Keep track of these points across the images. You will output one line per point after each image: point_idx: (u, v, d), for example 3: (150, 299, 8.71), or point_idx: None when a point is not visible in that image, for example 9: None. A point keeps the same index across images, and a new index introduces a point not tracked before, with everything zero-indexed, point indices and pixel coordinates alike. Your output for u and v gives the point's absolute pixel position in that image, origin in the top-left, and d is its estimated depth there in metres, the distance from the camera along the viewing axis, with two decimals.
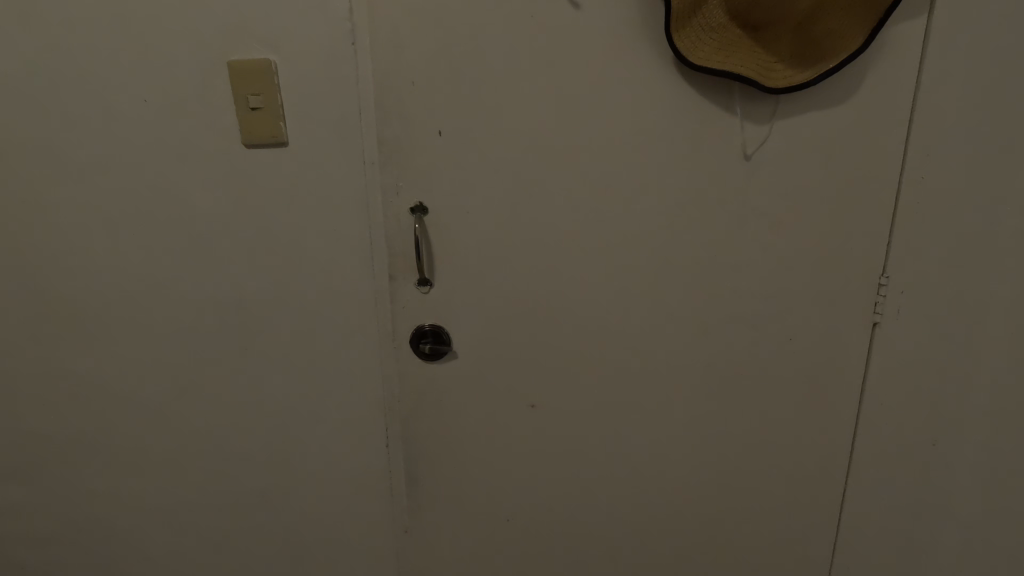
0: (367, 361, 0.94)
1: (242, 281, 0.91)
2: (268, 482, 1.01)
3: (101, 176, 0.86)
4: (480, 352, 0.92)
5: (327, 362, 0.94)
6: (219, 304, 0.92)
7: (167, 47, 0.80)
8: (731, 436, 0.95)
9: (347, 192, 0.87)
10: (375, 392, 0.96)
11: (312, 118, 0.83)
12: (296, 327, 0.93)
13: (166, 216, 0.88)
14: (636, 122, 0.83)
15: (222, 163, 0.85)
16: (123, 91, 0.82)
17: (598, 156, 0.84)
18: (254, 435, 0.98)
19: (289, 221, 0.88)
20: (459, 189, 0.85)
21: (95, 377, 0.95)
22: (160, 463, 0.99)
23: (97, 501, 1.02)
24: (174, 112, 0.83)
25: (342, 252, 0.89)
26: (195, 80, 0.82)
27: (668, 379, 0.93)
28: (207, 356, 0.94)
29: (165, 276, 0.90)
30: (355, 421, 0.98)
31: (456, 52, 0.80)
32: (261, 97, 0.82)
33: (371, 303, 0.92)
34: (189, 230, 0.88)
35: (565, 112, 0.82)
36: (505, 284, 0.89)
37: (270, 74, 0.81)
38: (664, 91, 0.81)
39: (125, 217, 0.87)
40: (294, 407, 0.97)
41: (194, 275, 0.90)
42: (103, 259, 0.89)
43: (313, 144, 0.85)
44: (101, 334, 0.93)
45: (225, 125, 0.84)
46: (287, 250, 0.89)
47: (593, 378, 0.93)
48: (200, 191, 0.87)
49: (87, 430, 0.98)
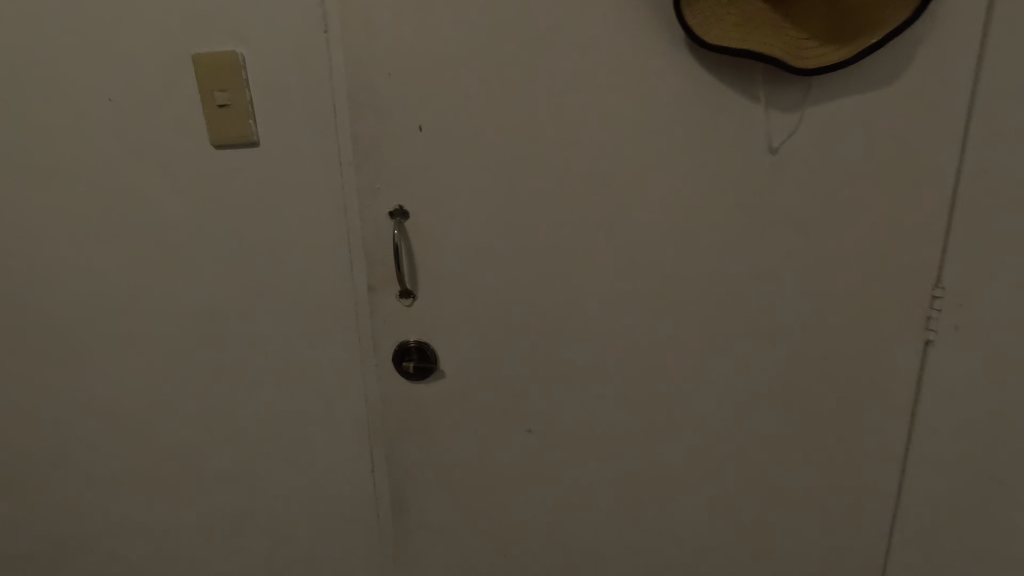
0: (347, 378, 0.87)
1: (217, 291, 0.84)
2: (249, 505, 0.94)
3: (66, 181, 0.81)
4: (469, 370, 0.83)
5: (305, 378, 0.87)
6: (194, 317, 0.86)
7: (129, 40, 0.75)
8: (756, 467, 0.84)
9: (323, 196, 0.79)
10: (358, 412, 0.88)
11: (283, 115, 0.76)
12: (272, 342, 0.86)
13: (137, 223, 0.82)
14: (641, 112, 0.72)
15: (191, 166, 0.79)
16: (86, 90, 0.77)
17: (599, 152, 0.74)
18: (233, 456, 0.92)
19: (263, 227, 0.81)
20: (442, 192, 0.77)
21: (69, 393, 0.91)
22: (137, 482, 0.94)
23: (75, 520, 0.97)
24: (141, 112, 0.78)
25: (320, 260, 0.82)
26: (160, 76, 0.76)
27: (681, 402, 0.82)
28: (182, 372, 0.88)
29: (137, 287, 0.85)
30: (337, 443, 0.90)
31: (436, 38, 0.71)
32: (229, 94, 0.75)
33: (351, 316, 0.84)
34: (160, 238, 0.83)
35: (560, 103, 0.73)
36: (494, 297, 0.80)
37: (237, 68, 0.74)
38: (674, 77, 0.71)
39: (93, 224, 0.83)
40: (273, 427, 0.90)
41: (165, 285, 0.85)
42: (71, 267, 0.85)
43: (285, 142, 0.78)
44: (73, 347, 0.88)
45: (192, 124, 0.78)
46: (261, 258, 0.83)
47: (597, 399, 0.84)
48: (169, 196, 0.81)
49: (62, 447, 0.93)
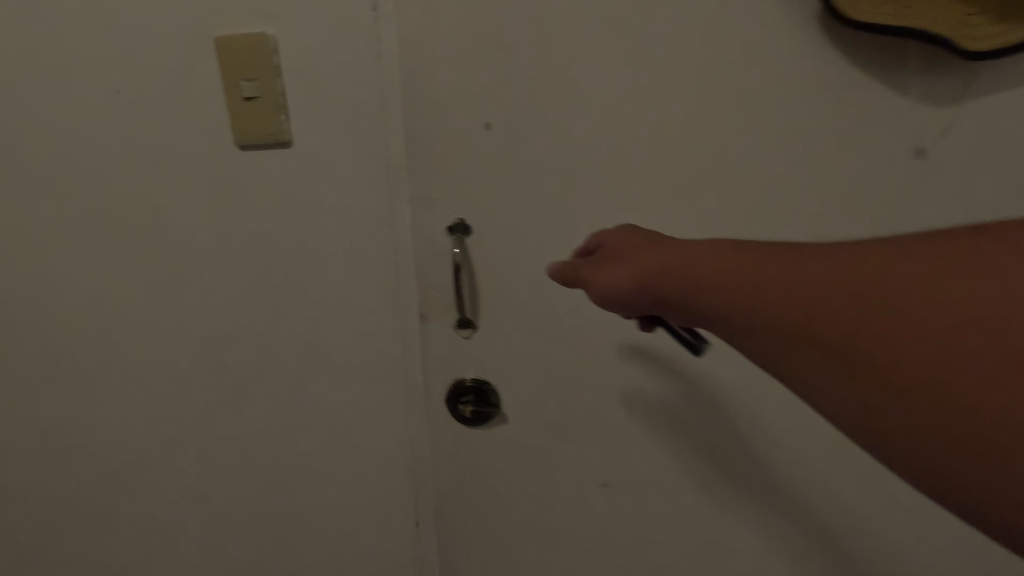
0: (393, 409, 0.76)
1: (251, 313, 0.74)
2: (286, 541, 0.86)
3: (85, 184, 0.72)
4: (535, 414, 0.70)
5: (346, 409, 0.77)
6: (226, 340, 0.76)
7: (149, 23, 0.64)
8: (892, 550, 0.67)
9: (367, 205, 0.68)
10: (405, 446, 0.78)
11: (323, 109, 0.65)
12: (310, 370, 0.76)
13: (164, 236, 0.73)
14: (758, 108, 0.59)
15: (220, 168, 0.69)
16: (105, 82, 0.67)
17: (706, 157, 0.61)
18: (271, 489, 0.83)
19: (298, 240, 0.70)
20: (511, 202, 0.63)
21: (93, 414, 0.83)
22: (168, 507, 0.87)
23: (103, 544, 0.91)
24: (166, 110, 0.68)
25: (362, 279, 0.71)
26: (184, 65, 0.65)
27: (800, 467, 0.66)
28: (212, 396, 0.79)
29: (165, 306, 0.76)
30: (383, 481, 0.80)
31: (511, 15, 0.58)
32: (256, 83, 0.64)
33: (397, 343, 0.73)
34: (189, 252, 0.73)
35: (659, 98, 0.60)
36: (571, 329, 0.66)
37: (269, 56, 0.63)
38: (804, 63, 0.57)
39: (115, 233, 0.73)
40: (313, 462, 0.80)
41: (192, 302, 0.75)
42: (92, 279, 0.76)
43: (324, 142, 0.66)
44: (96, 365, 0.80)
45: (218, 120, 0.67)
46: (297, 277, 0.72)
47: (693, 456, 0.69)
48: (197, 202, 0.71)
49: (88, 469, 0.86)
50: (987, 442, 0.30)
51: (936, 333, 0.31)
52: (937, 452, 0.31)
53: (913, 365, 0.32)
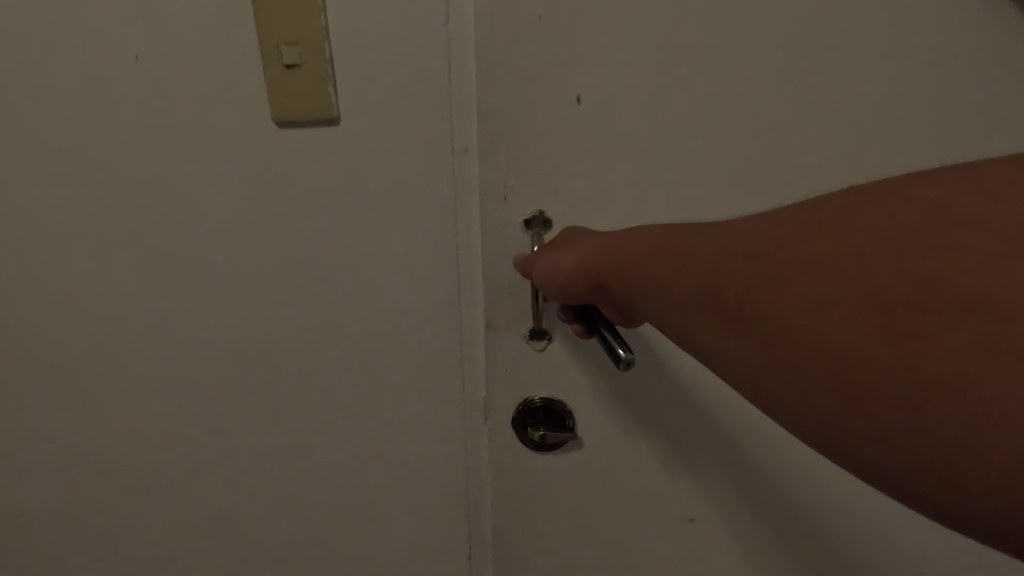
0: (446, 428, 0.67)
1: (294, 319, 0.65)
2: (323, 565, 0.78)
3: (95, 166, 0.62)
4: (615, 437, 0.61)
5: (394, 426, 0.68)
6: (263, 348, 0.67)
7: None
8: None
9: (426, 193, 0.58)
10: (458, 468, 0.69)
11: (377, 80, 0.55)
12: (360, 383, 0.67)
13: (193, 230, 0.63)
14: (929, 87, 0.48)
15: (253, 149, 0.59)
16: (117, 46, 0.57)
17: (850, 143, 0.50)
18: (311, 512, 0.75)
19: (345, 234, 0.61)
20: (602, 191, 0.54)
21: (109, 425, 0.74)
22: (192, 527, 0.79)
23: (119, 566, 0.82)
24: (196, 83, 0.57)
25: (418, 279, 0.61)
26: (212, 26, 0.55)
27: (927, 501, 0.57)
28: (242, 409, 0.70)
29: (194, 309, 0.66)
30: (438, 506, 0.72)
31: None
32: (299, 48, 0.54)
33: (454, 353, 0.63)
34: (221, 249, 0.63)
35: (801, 71, 0.49)
36: (671, 348, 0.56)
37: (317, 13, 0.53)
38: (992, 25, 0.46)
39: (131, 224, 0.64)
40: (361, 483, 0.72)
41: (221, 303, 0.66)
42: (106, 276, 0.66)
43: (377, 119, 0.56)
44: (112, 372, 0.71)
45: (251, 93, 0.57)
46: (342, 275, 0.62)
47: (803, 493, 0.59)
48: (226, 188, 0.61)
49: (104, 484, 0.78)
50: (779, 351, 0.32)
51: (772, 264, 0.33)
52: (810, 400, 0.30)
53: (735, 276, 0.34)
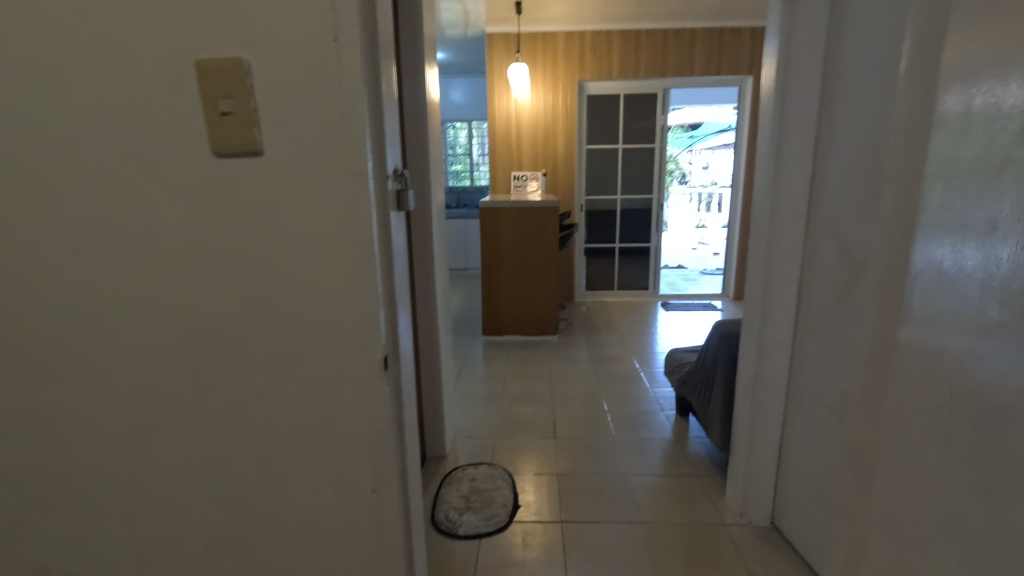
0: (363, 464, 0.65)
1: (229, 336, 0.62)
2: None
3: (22, 227, 0.60)
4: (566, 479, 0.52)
5: (320, 468, 0.65)
6: (198, 368, 0.63)
7: (102, 41, 0.55)
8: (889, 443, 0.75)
9: (331, 228, 0.58)
10: (381, 506, 0.67)
11: (292, 127, 0.55)
12: (300, 407, 0.63)
13: (117, 238, 0.59)
14: None
15: (181, 197, 0.58)
16: (54, 113, 0.57)
17: None
18: (238, 553, 0.69)
19: (267, 271, 0.59)
20: None
21: (34, 501, 0.68)
22: None
23: None
24: (133, 129, 0.57)
25: (330, 313, 0.60)
26: (144, 84, 0.55)
27: None
28: (174, 468, 0.66)
29: (118, 328, 0.62)
30: (395, 537, 0.68)
31: None
32: (230, 85, 0.54)
33: (358, 381, 0.62)
34: (149, 261, 0.60)
35: None
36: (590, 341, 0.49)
37: (244, 30, 0.54)
38: None
39: (60, 284, 0.61)
40: (310, 515, 0.67)
41: (150, 358, 0.63)
42: (30, 341, 0.63)
43: (293, 162, 0.56)
44: (35, 442, 0.66)
45: (182, 147, 0.57)
46: (264, 318, 0.61)
47: None
48: (158, 241, 0.59)
49: (28, 566, 0.71)
50: None
51: None
52: None
53: None
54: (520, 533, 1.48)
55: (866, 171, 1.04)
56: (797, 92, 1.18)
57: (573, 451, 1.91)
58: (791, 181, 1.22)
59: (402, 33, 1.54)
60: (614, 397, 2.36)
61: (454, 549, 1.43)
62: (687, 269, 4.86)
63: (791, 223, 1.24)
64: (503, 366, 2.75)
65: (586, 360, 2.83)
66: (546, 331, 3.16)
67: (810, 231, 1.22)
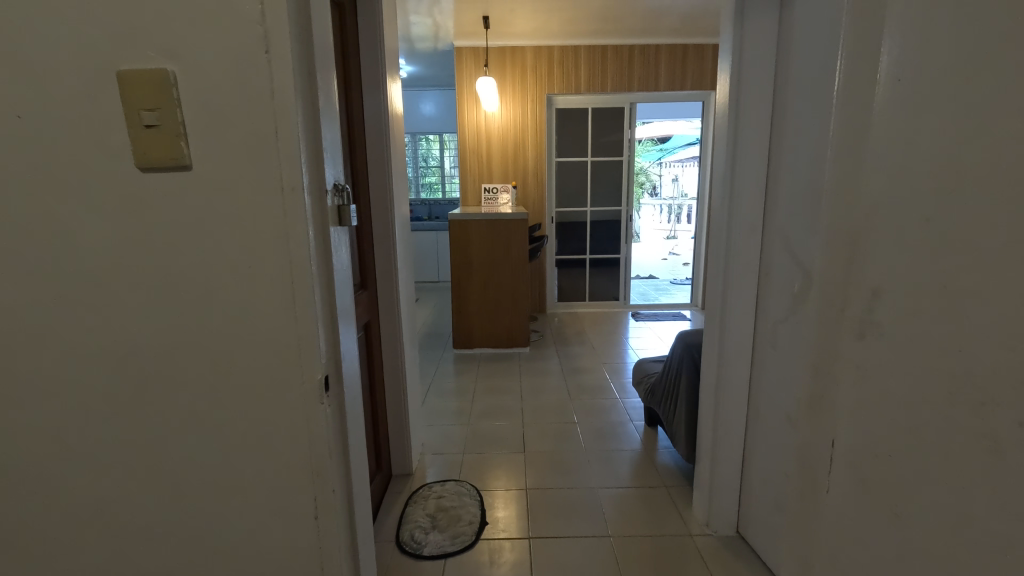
0: (304, 488, 0.62)
1: (159, 359, 0.59)
2: None
3: None
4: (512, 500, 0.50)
5: (259, 495, 0.62)
6: (125, 391, 0.59)
7: (18, 51, 0.52)
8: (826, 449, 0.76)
9: (266, 246, 0.56)
10: (325, 531, 0.64)
11: (222, 142, 0.54)
12: (235, 431, 0.60)
13: (38, 258, 0.56)
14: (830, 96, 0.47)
15: (104, 214, 0.55)
16: None
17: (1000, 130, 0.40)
18: None
19: (199, 290, 0.57)
20: None
21: None
22: None
23: None
24: (50, 143, 0.54)
25: (266, 334, 0.58)
26: (62, 97, 0.53)
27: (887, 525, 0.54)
28: (101, 499, 0.62)
29: (37, 349, 0.58)
30: (340, 564, 0.65)
31: None
32: (154, 100, 0.52)
33: (298, 404, 0.60)
34: (73, 282, 0.57)
35: None
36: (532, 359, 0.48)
37: (171, 42, 0.52)
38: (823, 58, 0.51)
39: None
40: (248, 544, 0.64)
41: (73, 384, 0.59)
42: None
43: (225, 178, 0.54)
44: None
45: (104, 162, 0.54)
46: (195, 340, 0.58)
47: None
48: (79, 260, 0.56)
49: None
50: None
51: None
52: None
53: None
54: (487, 551, 1.45)
55: (816, 184, 1.06)
56: (750, 106, 1.20)
57: (542, 465, 1.89)
58: (748, 192, 1.24)
59: (362, 45, 1.52)
60: (584, 409, 2.36)
61: (418, 569, 1.39)
62: (658, 279, 4.92)
63: (748, 232, 1.25)
64: (473, 380, 2.72)
65: (557, 371, 2.83)
66: (517, 343, 3.15)
67: (765, 243, 1.24)
